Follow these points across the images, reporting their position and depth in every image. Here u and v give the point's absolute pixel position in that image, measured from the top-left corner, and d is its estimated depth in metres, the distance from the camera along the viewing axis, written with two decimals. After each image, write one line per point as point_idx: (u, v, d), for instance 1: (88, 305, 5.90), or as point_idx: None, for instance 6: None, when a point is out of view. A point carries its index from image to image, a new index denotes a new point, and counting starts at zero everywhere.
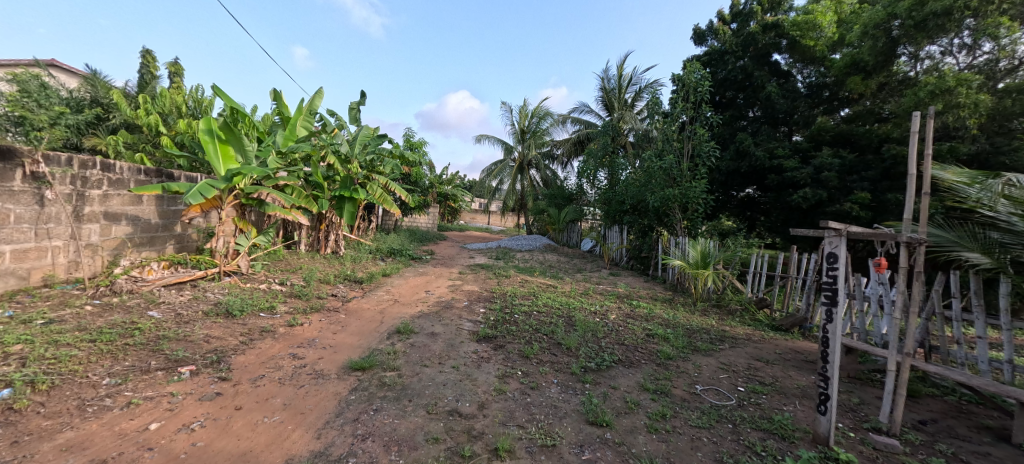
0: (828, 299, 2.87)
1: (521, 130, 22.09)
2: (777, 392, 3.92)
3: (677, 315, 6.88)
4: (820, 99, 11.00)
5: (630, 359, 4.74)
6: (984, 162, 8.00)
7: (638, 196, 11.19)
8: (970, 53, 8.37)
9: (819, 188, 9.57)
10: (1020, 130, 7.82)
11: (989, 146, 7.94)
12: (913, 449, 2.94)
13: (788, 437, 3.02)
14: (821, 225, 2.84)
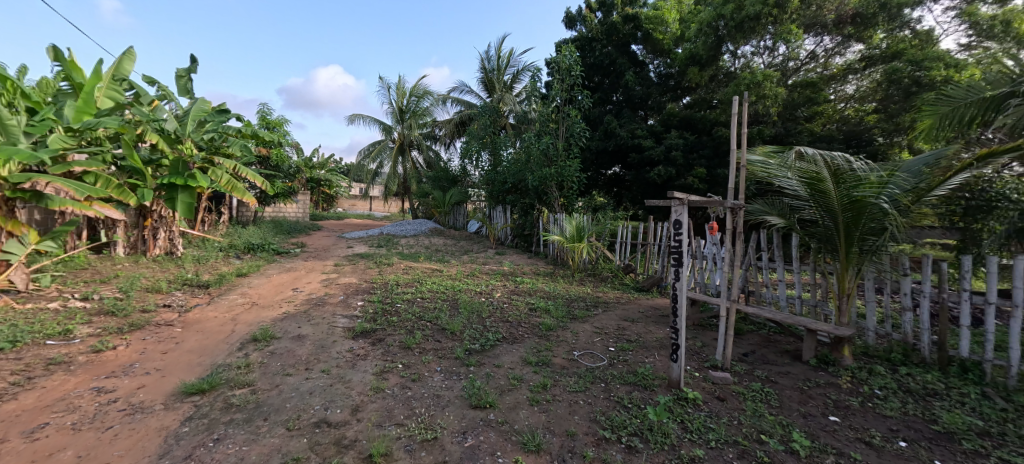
0: (675, 261, 3.17)
1: (400, 109, 20.85)
2: (641, 347, 4.35)
3: (557, 287, 7.27)
4: (668, 87, 12.51)
5: (514, 335, 4.80)
6: (780, 142, 10.05)
7: (520, 176, 11.46)
8: (771, 54, 10.54)
9: (670, 165, 10.99)
10: (801, 118, 10.00)
11: (784, 129, 9.98)
12: (740, 378, 3.49)
13: (649, 387, 3.34)
14: (668, 195, 3.10)
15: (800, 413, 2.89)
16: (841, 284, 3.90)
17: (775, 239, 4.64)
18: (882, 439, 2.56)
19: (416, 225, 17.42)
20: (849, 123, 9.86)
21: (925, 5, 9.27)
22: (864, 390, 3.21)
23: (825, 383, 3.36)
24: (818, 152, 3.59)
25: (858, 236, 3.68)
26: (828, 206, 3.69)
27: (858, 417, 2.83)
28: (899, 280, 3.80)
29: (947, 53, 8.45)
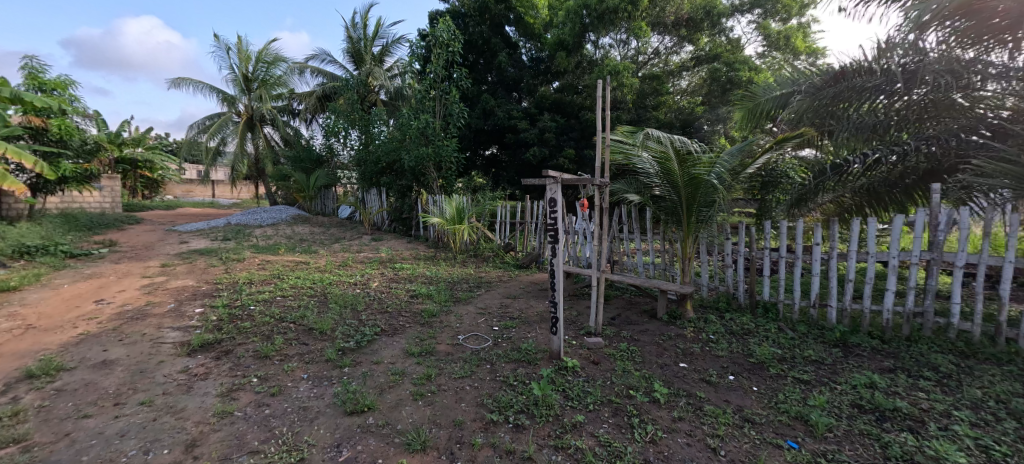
0: (552, 238, 3.26)
1: (244, 76, 17.60)
2: (523, 323, 4.48)
3: (440, 270, 7.07)
4: (539, 71, 12.76)
5: (394, 327, 4.48)
6: None
7: (395, 155, 10.73)
8: (625, 47, 11.80)
9: (543, 147, 11.55)
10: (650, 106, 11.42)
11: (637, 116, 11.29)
12: (610, 341, 3.83)
13: (532, 361, 3.43)
14: (543, 174, 3.13)
15: (658, 365, 3.28)
16: (683, 249, 4.53)
17: (633, 213, 5.18)
18: (717, 376, 3.05)
19: (274, 212, 15.12)
20: (683, 113, 11.05)
21: (734, 17, 11.28)
22: (702, 337, 3.81)
23: (674, 335, 3.90)
24: (663, 134, 4.02)
25: (695, 208, 4.27)
26: (673, 182, 4.19)
27: (700, 361, 3.34)
28: (723, 243, 4.58)
29: (749, 59, 10.51)
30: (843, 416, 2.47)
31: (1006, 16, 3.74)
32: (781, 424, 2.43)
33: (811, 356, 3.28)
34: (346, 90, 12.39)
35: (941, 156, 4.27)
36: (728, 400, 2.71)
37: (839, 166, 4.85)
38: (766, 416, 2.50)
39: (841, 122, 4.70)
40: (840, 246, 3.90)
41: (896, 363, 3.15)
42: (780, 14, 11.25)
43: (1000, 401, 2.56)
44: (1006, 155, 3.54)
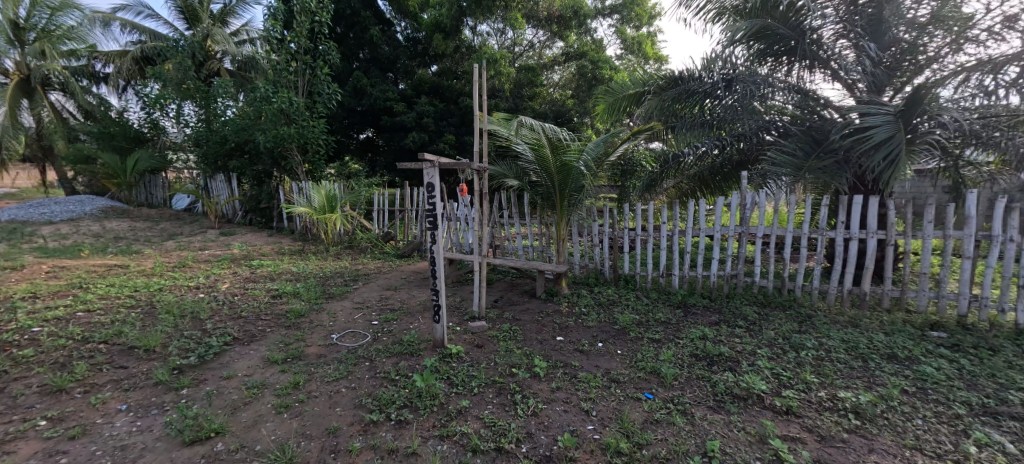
0: (431, 225, 3.15)
1: (10, 22, 13.06)
2: (405, 314, 4.28)
3: (309, 265, 6.34)
4: (416, 52, 12.23)
5: (251, 333, 3.86)
6: None
7: (247, 135, 9.19)
8: (501, 36, 12.06)
9: (422, 132, 11.16)
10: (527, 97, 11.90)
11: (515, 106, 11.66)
12: (493, 323, 3.90)
13: (415, 352, 3.30)
14: (419, 157, 2.98)
15: (538, 340, 3.46)
16: (558, 231, 4.85)
17: (513, 199, 5.35)
18: (589, 345, 3.34)
19: (70, 204, 11.68)
20: (556, 104, 11.73)
21: (597, 18, 12.39)
22: (576, 310, 4.14)
23: (552, 311, 4.16)
24: (536, 123, 4.17)
25: (566, 193, 4.58)
26: (546, 168, 4.41)
27: (574, 332, 3.62)
28: (591, 224, 5.03)
29: (610, 59, 11.68)
30: (685, 365, 2.94)
31: (787, 42, 4.83)
32: (640, 380, 2.78)
33: (660, 318, 3.83)
34: (175, 53, 10.09)
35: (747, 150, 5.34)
36: (598, 365, 3.00)
37: (676, 157, 5.72)
38: (628, 375, 2.83)
39: (680, 119, 5.53)
40: (680, 224, 4.62)
41: (720, 316, 3.87)
42: (634, 21, 12.67)
43: (784, 337, 3.35)
44: (786, 149, 4.58)
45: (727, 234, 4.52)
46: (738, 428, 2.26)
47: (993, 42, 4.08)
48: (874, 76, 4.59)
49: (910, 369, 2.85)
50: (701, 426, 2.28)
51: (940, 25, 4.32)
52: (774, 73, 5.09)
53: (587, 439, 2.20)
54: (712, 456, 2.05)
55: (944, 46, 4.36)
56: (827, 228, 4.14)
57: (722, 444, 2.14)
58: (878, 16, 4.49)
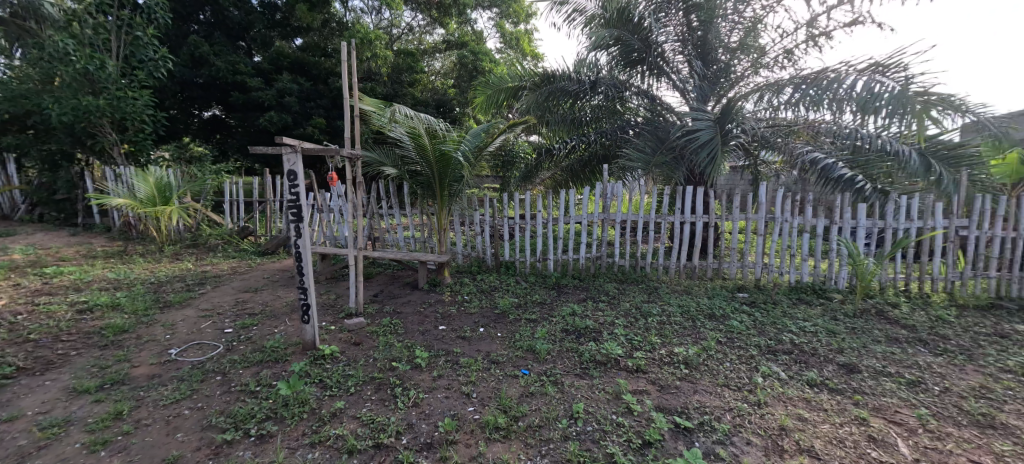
0: (294, 217, 2.84)
1: None
2: (268, 318, 3.81)
3: (135, 269, 5.18)
4: (274, 20, 10.71)
5: (44, 361, 2.99)
6: None
7: (30, 104, 7.00)
8: (377, 16, 11.46)
9: (284, 112, 9.89)
10: None
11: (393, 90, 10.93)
12: (372, 318, 3.72)
13: (281, 358, 2.97)
14: (276, 141, 2.65)
15: (420, 331, 3.42)
16: (439, 221, 4.81)
17: (392, 188, 5.12)
18: (470, 331, 3.43)
19: None
20: (438, 93, 11.56)
21: (476, 10, 12.45)
22: (458, 298, 4.20)
23: (434, 301, 4.14)
24: (411, 110, 4.04)
25: (446, 182, 4.55)
26: (425, 158, 4.30)
27: (456, 320, 3.67)
28: (473, 213, 5.13)
29: (489, 51, 11.84)
30: (557, 340, 3.23)
31: (639, 52, 5.56)
32: (518, 358, 2.96)
33: (537, 299, 4.13)
34: None
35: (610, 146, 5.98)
36: (479, 349, 3.10)
37: (549, 150, 6.24)
38: (506, 355, 2.99)
39: (554, 115, 5.94)
40: (554, 212, 5.01)
41: (587, 294, 4.34)
42: (511, 17, 13.10)
43: (637, 307, 3.92)
44: (639, 145, 5.29)
45: (593, 221, 5.06)
46: (599, 389, 2.59)
47: (777, 68, 5.27)
48: (701, 88, 5.54)
49: (723, 324, 3.60)
50: (569, 393, 2.54)
51: (745, 51, 5.42)
52: (630, 78, 5.78)
53: (468, 420, 2.27)
54: (578, 417, 2.31)
55: (749, 68, 5.47)
56: (668, 213, 4.93)
57: (586, 405, 2.43)
58: (704, 39, 5.44)
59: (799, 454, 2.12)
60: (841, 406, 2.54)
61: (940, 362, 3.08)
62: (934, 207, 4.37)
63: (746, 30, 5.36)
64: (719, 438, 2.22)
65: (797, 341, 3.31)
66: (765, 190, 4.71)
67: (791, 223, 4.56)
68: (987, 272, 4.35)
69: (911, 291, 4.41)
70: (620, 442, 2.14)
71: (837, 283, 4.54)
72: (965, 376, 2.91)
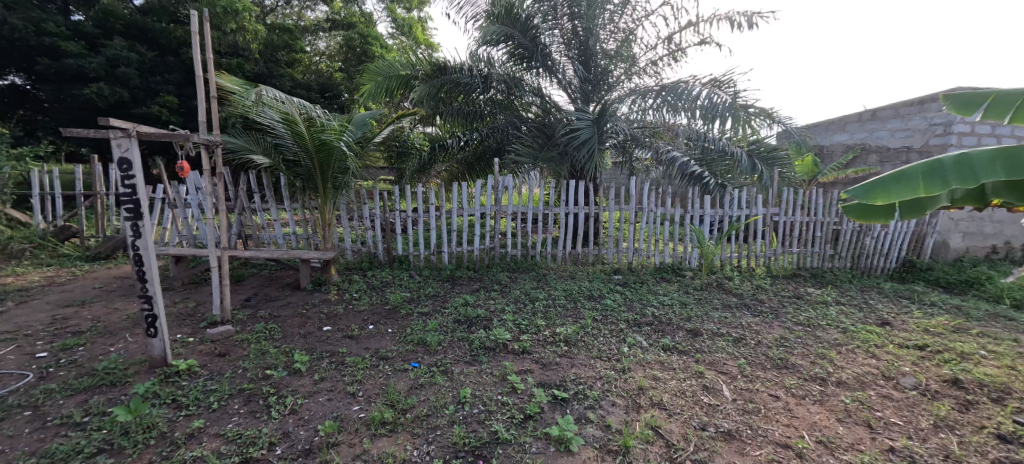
0: (130, 213, 2.41)
1: None
2: (101, 335, 3.17)
3: None
4: None
5: None
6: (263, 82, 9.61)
7: None
8: None
9: (117, 86, 8.18)
10: (283, 61, 10.06)
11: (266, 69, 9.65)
12: (243, 325, 3.35)
13: (120, 381, 2.52)
14: (100, 122, 2.21)
15: (300, 335, 3.19)
16: (323, 216, 4.50)
17: (265, 180, 4.61)
18: (359, 329, 3.30)
19: None
20: (322, 76, 10.62)
21: None
22: (346, 297, 3.99)
23: (318, 301, 3.88)
24: (281, 94, 3.67)
25: (329, 174, 4.26)
26: (303, 147, 3.98)
27: (343, 319, 3.50)
28: (362, 207, 4.89)
29: (379, 36, 11.15)
30: (448, 331, 3.30)
31: (528, 51, 5.81)
32: (407, 352, 2.96)
33: (429, 292, 4.13)
34: None
35: (501, 141, 6.23)
36: (367, 347, 3.01)
37: (442, 145, 6.29)
38: (395, 350, 2.97)
39: (447, 107, 5.92)
40: (446, 205, 5.05)
41: (480, 284, 4.47)
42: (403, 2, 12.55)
43: (526, 293, 4.19)
44: (526, 142, 5.71)
45: (485, 213, 5.22)
46: (487, 373, 2.73)
47: (645, 77, 5.97)
48: (584, 89, 6.03)
49: (598, 303, 4.03)
50: (458, 380, 2.63)
51: (620, 58, 5.93)
52: (521, 76, 6.01)
53: (353, 420, 2.21)
54: (465, 402, 2.41)
55: (624, 73, 6.03)
56: (555, 205, 5.32)
57: (473, 389, 2.55)
58: (585, 45, 5.88)
59: (651, 408, 2.52)
60: (686, 364, 3.05)
61: (756, 321, 3.88)
62: (756, 198, 5.41)
63: (620, 40, 5.89)
64: (590, 403, 2.52)
65: (656, 314, 3.87)
66: (635, 184, 5.34)
67: (656, 213, 5.26)
68: (791, 248, 5.56)
69: (741, 266, 5.43)
70: (503, 419, 2.29)
71: (690, 262, 5.41)
72: (771, 330, 3.72)
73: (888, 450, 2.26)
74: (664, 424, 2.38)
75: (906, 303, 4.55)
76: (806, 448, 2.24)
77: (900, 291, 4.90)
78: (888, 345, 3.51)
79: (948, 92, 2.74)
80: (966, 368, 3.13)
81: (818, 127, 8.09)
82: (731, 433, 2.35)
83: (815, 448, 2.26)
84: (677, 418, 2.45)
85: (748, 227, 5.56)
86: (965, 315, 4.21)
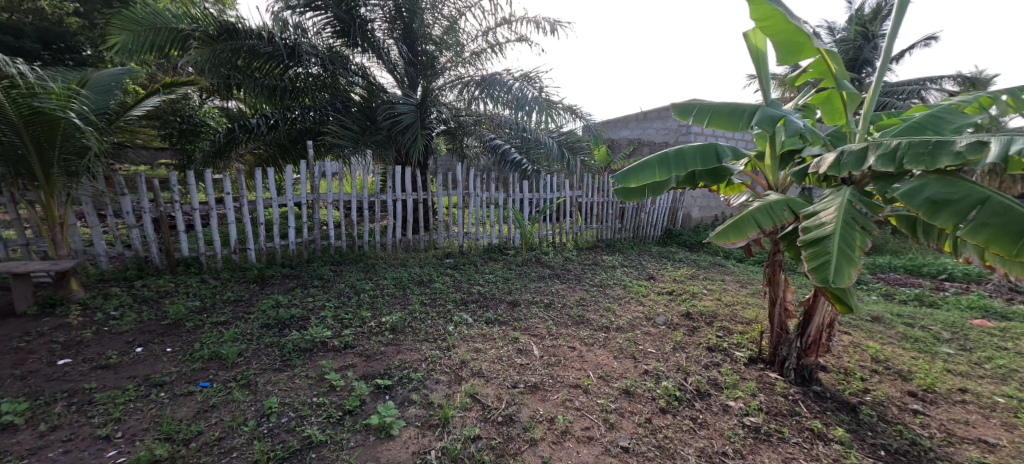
0: None
1: None
2: None
3: None
4: None
5: None
6: None
7: None
8: None
9: None
10: None
11: None
12: None
13: None
14: None
15: (14, 377, 2.34)
16: (48, 213, 3.36)
17: None
18: (118, 356, 2.61)
19: None
20: (44, 19, 7.73)
21: None
22: (98, 317, 3.08)
23: (49, 329, 2.89)
24: None
25: (55, 158, 3.18)
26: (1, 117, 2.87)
27: (92, 346, 2.71)
28: (120, 200, 3.82)
29: None
30: (252, 339, 2.91)
31: (344, 25, 5.35)
32: (194, 371, 2.50)
33: (229, 297, 3.55)
34: None
35: (321, 120, 5.51)
36: (132, 376, 2.42)
37: (244, 125, 5.27)
38: (176, 372, 2.47)
39: (245, 77, 5.01)
40: (249, 194, 4.37)
41: (298, 282, 4.06)
42: None
43: (351, 286, 4.00)
44: (345, 123, 5.36)
45: (301, 202, 4.73)
46: (301, 377, 2.53)
47: (469, 67, 6.18)
48: (408, 72, 5.89)
49: (428, 288, 4.14)
50: (265, 392, 2.36)
51: (445, 46, 5.91)
52: (339, 54, 5.48)
53: None
54: (271, 413, 2.18)
55: (449, 61, 6.03)
56: (381, 192, 5.14)
57: (281, 397, 2.32)
58: (410, 26, 5.62)
59: (471, 377, 2.75)
60: (504, 332, 3.40)
61: (562, 287, 4.59)
62: (563, 182, 6.30)
63: (445, 28, 5.88)
64: (414, 385, 2.59)
65: (482, 291, 4.20)
66: (461, 170, 5.55)
67: (481, 197, 5.61)
68: (592, 224, 6.70)
69: (555, 241, 6.28)
70: (318, 422, 2.17)
71: (513, 241, 6.00)
72: (574, 293, 4.45)
73: (643, 373, 3.00)
74: (481, 390, 2.62)
75: (664, 261, 6.02)
76: (590, 384, 2.80)
77: (662, 253, 6.46)
78: (649, 293, 4.61)
79: (675, 101, 3.67)
80: (692, 303, 4.37)
81: (610, 123, 9.81)
82: (537, 385, 2.75)
83: (596, 383, 2.83)
84: (494, 381, 2.73)
85: (559, 208, 6.44)
86: (696, 266, 5.82)
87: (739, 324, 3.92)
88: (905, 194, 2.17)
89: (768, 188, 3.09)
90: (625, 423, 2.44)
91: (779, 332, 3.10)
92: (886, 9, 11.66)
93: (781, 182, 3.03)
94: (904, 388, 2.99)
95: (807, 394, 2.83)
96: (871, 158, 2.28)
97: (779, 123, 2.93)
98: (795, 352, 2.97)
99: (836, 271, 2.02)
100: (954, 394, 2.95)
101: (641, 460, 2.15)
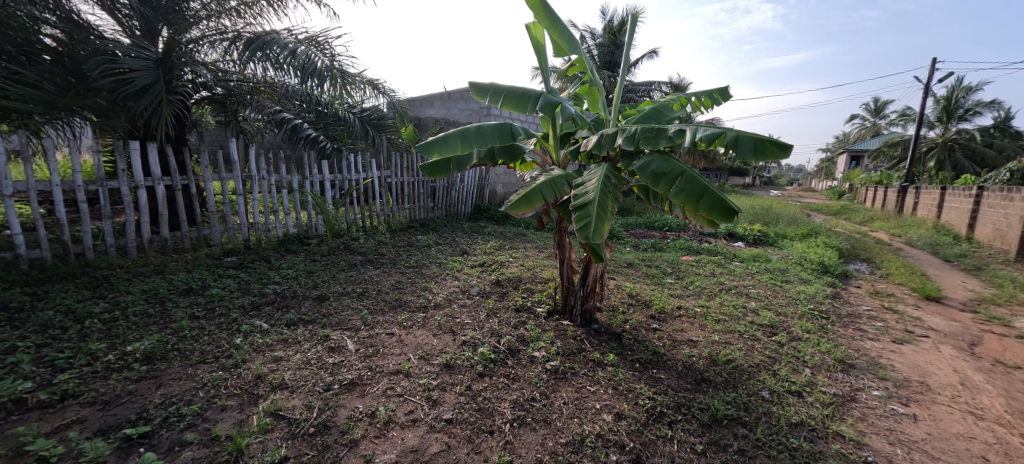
0: None
1: None
2: None
3: None
4: None
5: None
6: None
7: None
8: None
9: None
10: None
11: None
12: None
13: None
14: None
15: None
16: None
17: None
18: None
19: None
20: None
21: None
22: None
23: None
24: None
25: None
26: None
27: None
28: None
29: None
30: None
31: None
32: None
33: None
34: None
35: None
36: None
37: None
38: None
39: None
40: None
41: None
42: None
43: (67, 312, 2.86)
44: (25, 78, 3.49)
45: None
46: None
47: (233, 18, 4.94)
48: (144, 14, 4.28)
49: (200, 297, 3.32)
50: None
51: None
52: None
53: None
54: None
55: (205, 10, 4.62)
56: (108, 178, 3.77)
57: None
58: None
59: (271, 392, 2.36)
60: (311, 332, 3.04)
61: (377, 273, 4.39)
62: (370, 162, 5.90)
63: None
64: (189, 421, 2.05)
65: (279, 290, 3.62)
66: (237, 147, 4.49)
67: (269, 180, 4.75)
68: (405, 205, 6.55)
69: (366, 225, 5.87)
70: None
71: (316, 229, 5.33)
72: (389, 277, 4.31)
73: (461, 344, 3.16)
74: (286, 404, 2.28)
75: (477, 236, 6.42)
76: (411, 367, 2.78)
77: (474, 228, 6.87)
78: (463, 268, 4.85)
79: (472, 81, 3.84)
80: (501, 271, 4.81)
81: (415, 101, 9.63)
82: (354, 382, 2.56)
83: (417, 364, 2.83)
84: (301, 390, 2.41)
85: (368, 189, 6.02)
86: (503, 238, 6.42)
87: (538, 285, 4.53)
88: (640, 168, 2.86)
89: (552, 165, 3.56)
90: (447, 396, 2.53)
91: (567, 286, 3.71)
92: (626, 23, 14.84)
93: (562, 160, 3.51)
94: (648, 314, 4.04)
95: (589, 333, 3.51)
96: (619, 139, 2.90)
97: (557, 108, 3.42)
98: (580, 300, 3.62)
99: (594, 229, 2.53)
100: (675, 311, 4.16)
101: (464, 427, 2.28)
